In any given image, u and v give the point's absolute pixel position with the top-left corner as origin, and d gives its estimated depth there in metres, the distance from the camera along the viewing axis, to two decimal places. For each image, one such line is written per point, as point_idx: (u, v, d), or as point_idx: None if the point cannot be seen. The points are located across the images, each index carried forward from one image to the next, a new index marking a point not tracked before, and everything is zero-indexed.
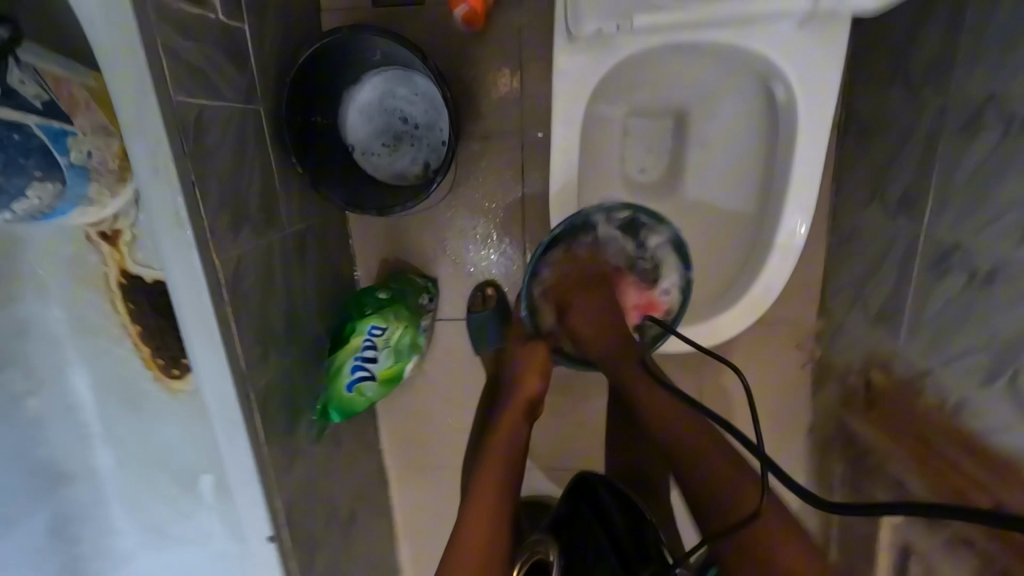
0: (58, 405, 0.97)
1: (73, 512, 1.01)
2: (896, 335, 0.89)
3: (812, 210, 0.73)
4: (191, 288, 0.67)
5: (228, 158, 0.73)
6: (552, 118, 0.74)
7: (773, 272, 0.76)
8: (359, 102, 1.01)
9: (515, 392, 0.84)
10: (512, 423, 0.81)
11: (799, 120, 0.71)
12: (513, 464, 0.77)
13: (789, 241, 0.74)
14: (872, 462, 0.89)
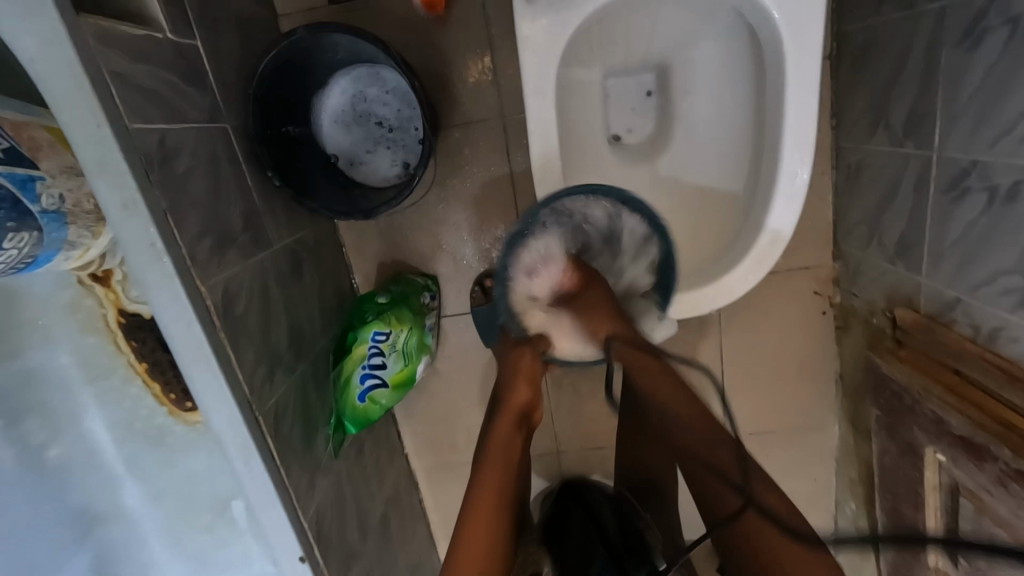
0: (77, 450, 0.95)
1: (110, 552, 1.01)
2: (918, 268, 0.84)
3: (814, 147, 0.68)
4: (180, 318, 0.65)
5: (201, 181, 0.71)
6: (525, 91, 0.70)
7: (778, 219, 0.71)
8: (331, 108, 0.99)
9: (507, 402, 0.81)
10: (509, 431, 0.78)
11: (786, 50, 0.66)
12: (513, 471, 0.74)
13: (793, 183, 0.69)
14: (907, 403, 0.85)
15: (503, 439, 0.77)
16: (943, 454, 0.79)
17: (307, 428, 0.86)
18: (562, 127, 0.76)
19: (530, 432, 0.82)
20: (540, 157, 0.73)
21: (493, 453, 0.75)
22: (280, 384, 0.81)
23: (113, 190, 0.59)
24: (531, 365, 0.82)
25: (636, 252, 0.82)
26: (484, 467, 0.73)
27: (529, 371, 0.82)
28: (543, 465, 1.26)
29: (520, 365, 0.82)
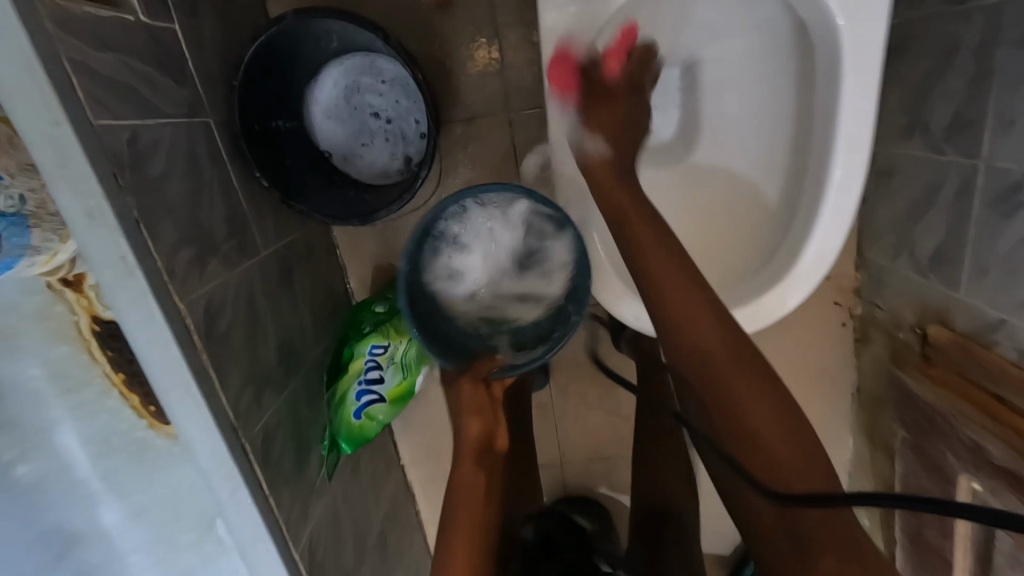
0: (50, 467, 0.83)
1: (92, 571, 0.90)
2: (956, 283, 0.79)
3: (868, 156, 0.62)
4: (156, 340, 0.58)
5: (178, 184, 0.63)
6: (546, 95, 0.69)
7: (825, 234, 0.65)
8: (323, 99, 0.91)
9: (460, 442, 0.71)
10: (473, 474, 0.69)
11: (840, 46, 0.60)
12: (480, 523, 0.67)
13: (843, 195, 0.63)
14: (939, 425, 0.81)
15: (466, 483, 0.69)
16: (978, 483, 0.74)
17: (299, 449, 0.80)
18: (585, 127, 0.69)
19: (498, 465, 0.72)
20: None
21: (459, 502, 0.67)
22: (269, 406, 0.74)
23: (75, 198, 0.51)
24: (488, 396, 0.72)
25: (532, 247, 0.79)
26: (450, 530, 0.66)
27: (481, 403, 0.71)
28: (546, 477, 1.21)
29: (471, 397, 0.71)
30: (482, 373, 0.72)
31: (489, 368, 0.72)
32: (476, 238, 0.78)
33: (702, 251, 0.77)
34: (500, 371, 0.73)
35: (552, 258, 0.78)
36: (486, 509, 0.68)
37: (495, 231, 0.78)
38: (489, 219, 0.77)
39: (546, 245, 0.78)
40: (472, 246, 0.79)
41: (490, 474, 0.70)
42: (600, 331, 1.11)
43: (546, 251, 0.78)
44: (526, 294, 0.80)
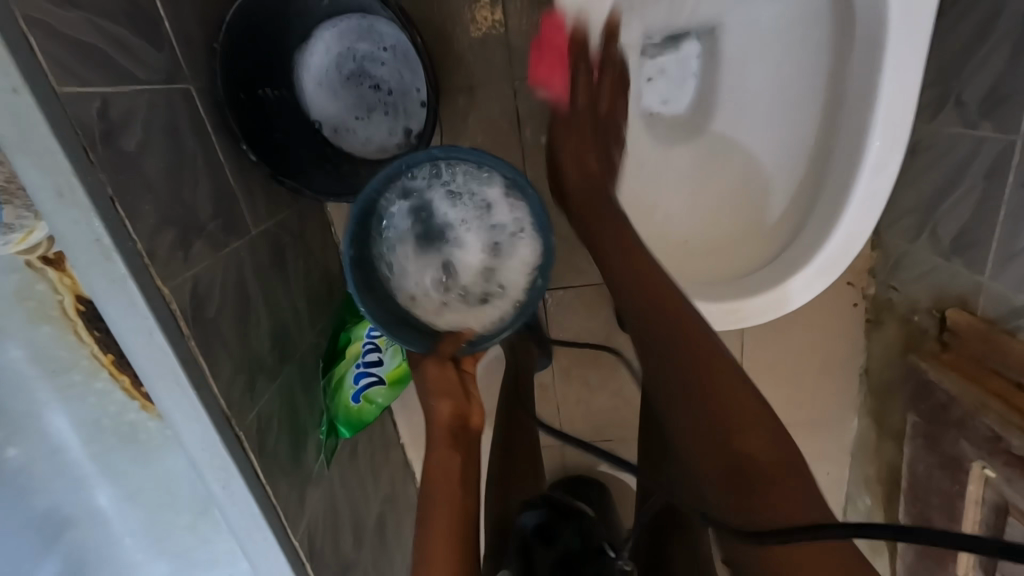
0: (41, 448, 0.77)
1: (86, 554, 0.86)
2: (981, 268, 0.76)
3: (907, 136, 0.59)
4: (140, 329, 0.54)
5: (158, 159, 0.58)
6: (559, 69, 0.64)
7: (856, 218, 0.61)
8: (315, 66, 0.85)
9: (432, 422, 0.71)
10: (445, 450, 0.69)
11: (885, 11, 0.56)
12: (462, 503, 0.65)
13: (878, 175, 0.59)
14: (955, 414, 0.79)
15: (441, 463, 0.67)
16: (991, 471, 0.73)
17: (295, 436, 0.77)
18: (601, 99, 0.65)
19: (473, 445, 0.71)
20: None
21: (438, 483, 0.65)
22: (262, 393, 0.71)
23: (43, 174, 0.47)
24: (455, 375, 0.72)
25: (489, 209, 0.70)
26: (430, 510, 0.64)
27: (448, 384, 0.71)
28: (547, 457, 1.20)
29: (438, 377, 0.71)
30: (448, 353, 0.68)
31: (454, 347, 0.68)
32: (447, 212, 0.71)
33: (719, 234, 0.73)
34: (462, 350, 0.68)
35: (516, 269, 0.69)
36: (466, 491, 0.66)
37: (469, 217, 0.70)
38: (469, 200, 0.70)
39: (518, 254, 0.69)
40: (437, 219, 0.70)
41: (466, 455, 0.69)
42: (604, 312, 1.08)
43: (513, 259, 0.69)
44: (474, 301, 0.70)
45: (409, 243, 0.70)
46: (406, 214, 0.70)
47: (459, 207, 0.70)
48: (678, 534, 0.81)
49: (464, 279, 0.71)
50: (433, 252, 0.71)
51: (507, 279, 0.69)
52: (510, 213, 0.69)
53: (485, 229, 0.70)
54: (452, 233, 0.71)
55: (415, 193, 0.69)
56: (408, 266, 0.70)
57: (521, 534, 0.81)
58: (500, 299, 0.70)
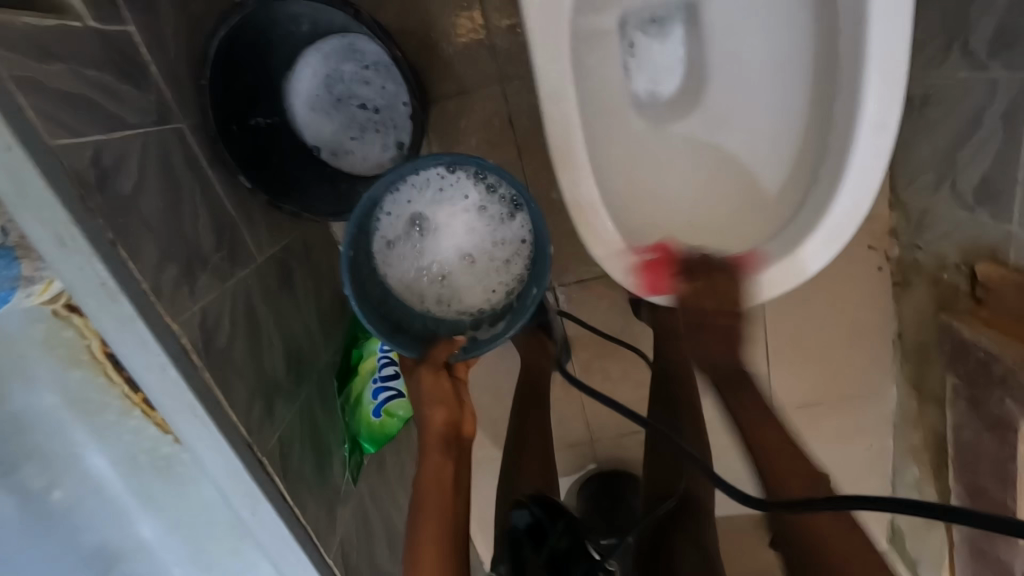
0: (85, 489, 0.78)
1: None
2: (1006, 217, 0.72)
3: (905, 88, 0.56)
4: (154, 367, 0.55)
5: (154, 199, 0.59)
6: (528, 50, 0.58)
7: (861, 179, 0.58)
8: (305, 94, 0.86)
9: (425, 429, 0.69)
10: (441, 457, 0.67)
11: None
12: (451, 511, 0.65)
13: (879, 132, 0.57)
14: (996, 374, 0.74)
15: (434, 472, 0.66)
16: None
17: (319, 455, 0.78)
18: (581, 87, 0.63)
19: (465, 453, 0.70)
20: (553, 126, 0.58)
21: (426, 493, 0.65)
22: (281, 417, 0.72)
23: (41, 226, 0.48)
24: (449, 383, 0.70)
25: (493, 219, 0.73)
26: (420, 523, 0.63)
27: (443, 392, 0.69)
28: (577, 452, 1.18)
29: (433, 386, 0.68)
30: (441, 361, 0.68)
31: (448, 353, 0.68)
32: (477, 208, 0.73)
33: (716, 213, 0.69)
34: (456, 355, 0.69)
35: (474, 299, 0.74)
36: (456, 501, 0.66)
37: (479, 226, 0.73)
38: (498, 222, 0.73)
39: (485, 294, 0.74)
40: (461, 208, 0.73)
41: (458, 462, 0.68)
42: (618, 301, 1.07)
43: (478, 288, 0.74)
44: (423, 286, 0.74)
45: (424, 204, 0.73)
46: (409, 215, 0.73)
47: (463, 210, 0.73)
48: (683, 528, 0.77)
49: (432, 264, 0.74)
50: (429, 222, 0.73)
51: (468, 290, 0.74)
52: (506, 263, 0.73)
53: (485, 249, 0.74)
54: (458, 224, 0.73)
55: (467, 176, 0.71)
56: (405, 216, 0.73)
57: (511, 536, 0.70)
58: (443, 306, 0.75)
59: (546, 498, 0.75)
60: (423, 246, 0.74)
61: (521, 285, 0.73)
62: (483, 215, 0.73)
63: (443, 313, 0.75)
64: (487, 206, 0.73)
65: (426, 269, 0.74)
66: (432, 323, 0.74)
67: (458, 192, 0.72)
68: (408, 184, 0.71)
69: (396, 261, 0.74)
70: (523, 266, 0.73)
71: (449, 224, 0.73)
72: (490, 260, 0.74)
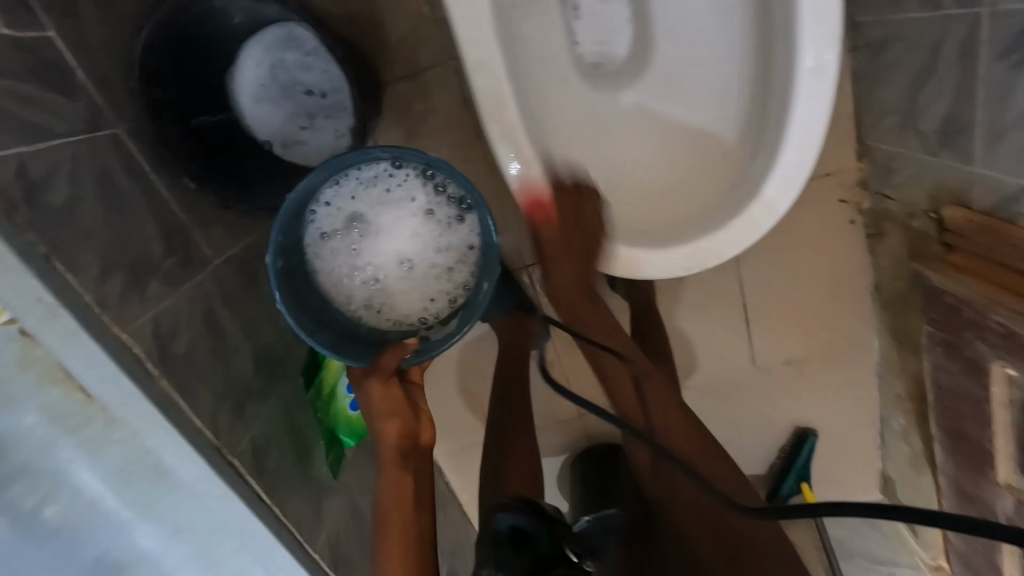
0: (77, 506, 0.64)
1: None
2: (968, 156, 0.71)
3: (841, 29, 0.55)
4: (108, 379, 0.55)
5: (92, 207, 0.58)
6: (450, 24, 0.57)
7: (805, 130, 0.57)
8: (249, 87, 0.83)
9: (381, 441, 0.68)
10: (400, 473, 0.67)
11: None
12: (416, 528, 0.65)
13: (817, 78, 0.56)
14: (966, 317, 0.74)
15: (395, 491, 0.67)
16: (1014, 369, 0.68)
17: (300, 450, 0.78)
18: (511, 58, 0.61)
19: (425, 462, 0.70)
20: (487, 101, 0.57)
21: (389, 510, 0.66)
22: (254, 417, 0.72)
23: None
24: (401, 391, 0.69)
25: (439, 222, 0.71)
26: (384, 536, 0.64)
27: (395, 402, 0.68)
28: (568, 429, 1.19)
29: (383, 395, 0.68)
30: (391, 369, 0.67)
31: (398, 359, 0.67)
32: (423, 209, 0.72)
33: (670, 181, 0.68)
34: (409, 358, 0.68)
35: (411, 304, 0.73)
36: (422, 517, 0.66)
37: (425, 228, 0.72)
38: (445, 227, 0.72)
39: (422, 302, 0.72)
40: (407, 208, 0.71)
41: (418, 474, 0.69)
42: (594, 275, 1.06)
43: (417, 294, 0.73)
44: (358, 287, 0.72)
45: (366, 200, 0.71)
46: (348, 212, 0.71)
47: (410, 210, 0.71)
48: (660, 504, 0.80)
49: (371, 264, 0.72)
50: (370, 219, 0.71)
51: (410, 292, 0.72)
52: (450, 270, 0.72)
53: (427, 253, 0.72)
54: (403, 225, 0.71)
55: (415, 174, 0.71)
56: (344, 212, 0.71)
57: (493, 540, 0.65)
58: (380, 311, 0.73)
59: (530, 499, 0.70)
60: (364, 246, 0.72)
61: (468, 287, 0.72)
62: (427, 216, 0.71)
63: (376, 318, 0.73)
64: (434, 208, 0.72)
65: (364, 270, 0.72)
66: (367, 328, 0.72)
67: (403, 192, 0.71)
68: (347, 180, 0.70)
69: (332, 262, 0.71)
70: (468, 272, 0.72)
71: (392, 224, 0.71)
72: (434, 262, 0.72)
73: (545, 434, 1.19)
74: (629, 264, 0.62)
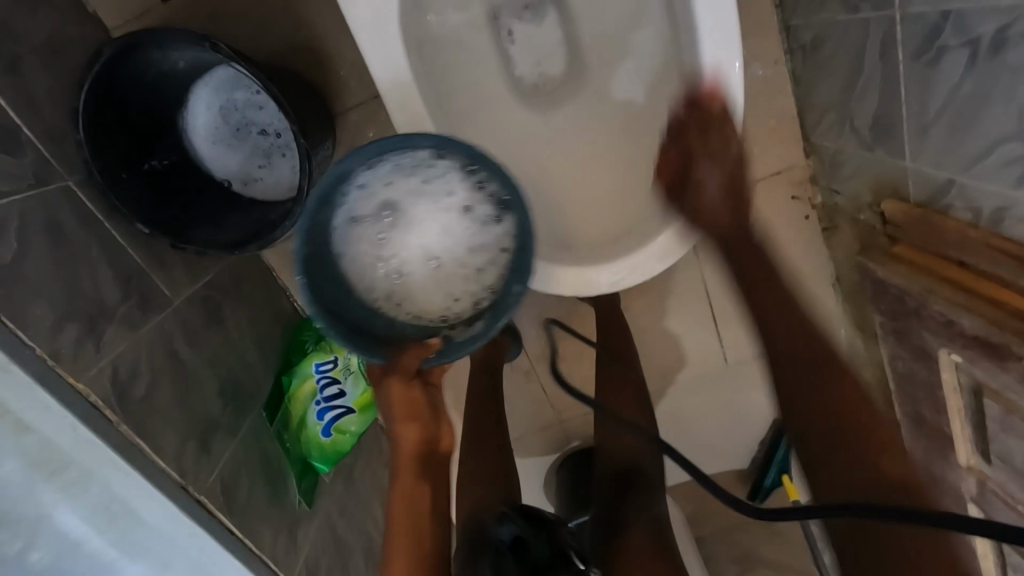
0: (61, 544, 0.58)
1: None
2: (899, 150, 0.73)
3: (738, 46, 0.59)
4: (63, 430, 0.55)
5: (43, 260, 0.59)
6: (368, 67, 0.61)
7: None
8: (202, 125, 0.85)
9: (397, 445, 0.66)
10: (414, 479, 0.65)
11: None
12: (425, 532, 0.65)
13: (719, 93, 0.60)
14: (911, 307, 0.76)
15: (407, 495, 0.65)
16: (958, 355, 0.69)
17: (271, 480, 0.80)
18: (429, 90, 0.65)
19: (440, 469, 0.68)
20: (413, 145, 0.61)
21: (399, 513, 0.64)
22: (220, 453, 0.73)
23: None
24: (423, 395, 0.64)
25: (480, 218, 0.61)
26: (392, 537, 0.64)
27: (413, 407, 0.64)
28: (548, 437, 1.19)
29: (404, 398, 0.63)
30: (411, 368, 0.60)
31: (419, 359, 0.59)
32: (461, 205, 0.62)
33: (605, 189, 0.74)
34: (430, 359, 0.59)
35: (431, 305, 0.63)
36: (432, 522, 0.65)
37: (460, 229, 0.62)
38: (482, 228, 0.61)
39: (446, 305, 0.62)
40: (445, 203, 0.61)
41: (433, 480, 0.67)
42: None
43: (441, 297, 0.63)
44: (375, 281, 0.61)
45: (400, 188, 0.60)
46: (377, 198, 0.61)
47: (445, 203, 0.61)
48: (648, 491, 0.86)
49: (393, 258, 0.62)
50: (400, 210, 0.61)
51: (431, 295, 0.63)
52: (479, 274, 0.62)
53: (458, 254, 0.63)
54: (436, 222, 0.62)
55: (456, 165, 0.59)
56: (373, 198, 0.60)
57: (496, 548, 0.68)
58: (396, 311, 0.62)
59: (531, 509, 0.73)
60: (392, 237, 0.62)
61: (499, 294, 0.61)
62: (465, 215, 0.62)
63: (394, 316, 0.62)
64: (474, 208, 0.61)
65: (386, 261, 0.62)
66: (384, 325, 0.61)
67: (445, 180, 0.60)
68: (380, 163, 0.58)
69: (352, 252, 0.60)
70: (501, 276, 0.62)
71: (424, 220, 0.62)
72: (459, 266, 0.63)
73: (526, 444, 1.20)
74: (571, 280, 0.68)
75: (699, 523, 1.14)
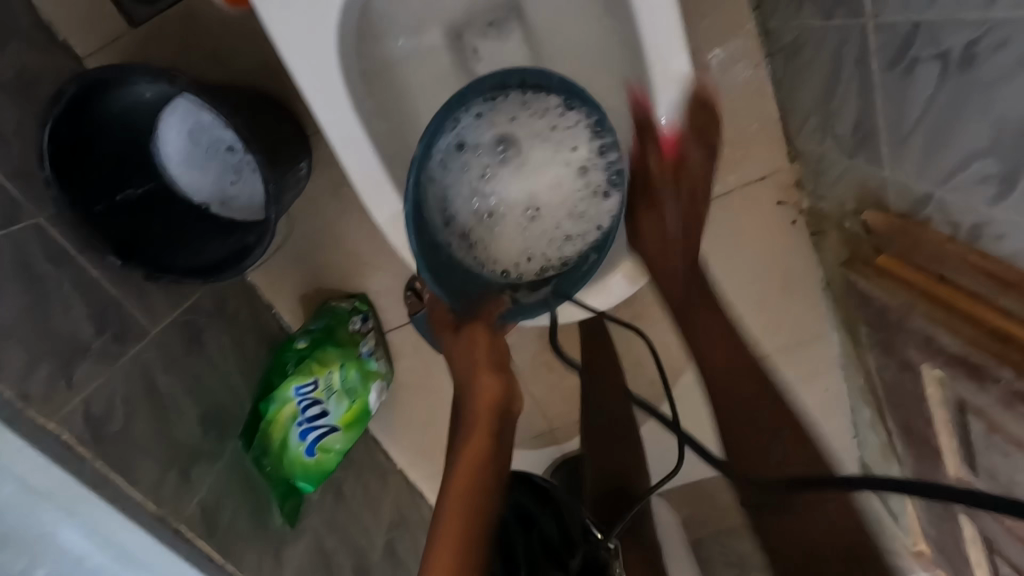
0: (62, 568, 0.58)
1: None
2: (879, 159, 0.71)
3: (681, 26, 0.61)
4: (37, 469, 0.56)
5: (14, 299, 0.60)
6: (309, 106, 0.62)
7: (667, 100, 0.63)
8: (174, 151, 0.84)
9: (474, 392, 0.65)
10: (488, 436, 0.62)
11: None
12: (483, 506, 0.57)
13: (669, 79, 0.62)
14: (894, 319, 0.74)
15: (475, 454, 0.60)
16: (941, 371, 0.67)
17: (254, 503, 0.81)
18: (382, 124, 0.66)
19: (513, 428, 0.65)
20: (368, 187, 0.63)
21: (460, 472, 0.59)
22: (200, 481, 0.74)
23: None
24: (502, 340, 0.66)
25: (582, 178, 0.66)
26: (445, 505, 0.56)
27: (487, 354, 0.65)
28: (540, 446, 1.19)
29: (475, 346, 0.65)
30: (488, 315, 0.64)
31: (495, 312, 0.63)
32: (579, 164, 0.66)
33: None
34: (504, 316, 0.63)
35: (510, 255, 0.66)
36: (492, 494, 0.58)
37: (564, 185, 0.66)
38: (588, 192, 0.66)
39: (520, 255, 0.66)
40: (561, 156, 0.66)
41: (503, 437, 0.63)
42: None
43: (519, 245, 0.67)
44: (467, 216, 0.66)
45: (524, 129, 0.65)
46: (496, 135, 0.65)
47: (562, 154, 0.66)
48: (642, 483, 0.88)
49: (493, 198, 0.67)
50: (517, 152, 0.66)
51: (521, 241, 0.67)
52: (565, 240, 0.67)
53: (557, 211, 0.67)
54: (547, 174, 0.66)
55: (585, 123, 0.64)
56: (492, 129, 0.64)
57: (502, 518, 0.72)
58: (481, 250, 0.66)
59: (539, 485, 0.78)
60: (498, 178, 0.67)
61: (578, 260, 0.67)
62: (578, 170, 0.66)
63: (468, 254, 0.65)
64: (587, 170, 0.66)
65: (486, 201, 0.66)
66: (454, 262, 0.64)
67: (568, 128, 0.65)
68: (508, 102, 0.63)
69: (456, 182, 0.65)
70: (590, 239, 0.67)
71: (534, 168, 0.67)
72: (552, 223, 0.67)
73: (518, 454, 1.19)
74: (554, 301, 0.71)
75: (695, 530, 1.13)
